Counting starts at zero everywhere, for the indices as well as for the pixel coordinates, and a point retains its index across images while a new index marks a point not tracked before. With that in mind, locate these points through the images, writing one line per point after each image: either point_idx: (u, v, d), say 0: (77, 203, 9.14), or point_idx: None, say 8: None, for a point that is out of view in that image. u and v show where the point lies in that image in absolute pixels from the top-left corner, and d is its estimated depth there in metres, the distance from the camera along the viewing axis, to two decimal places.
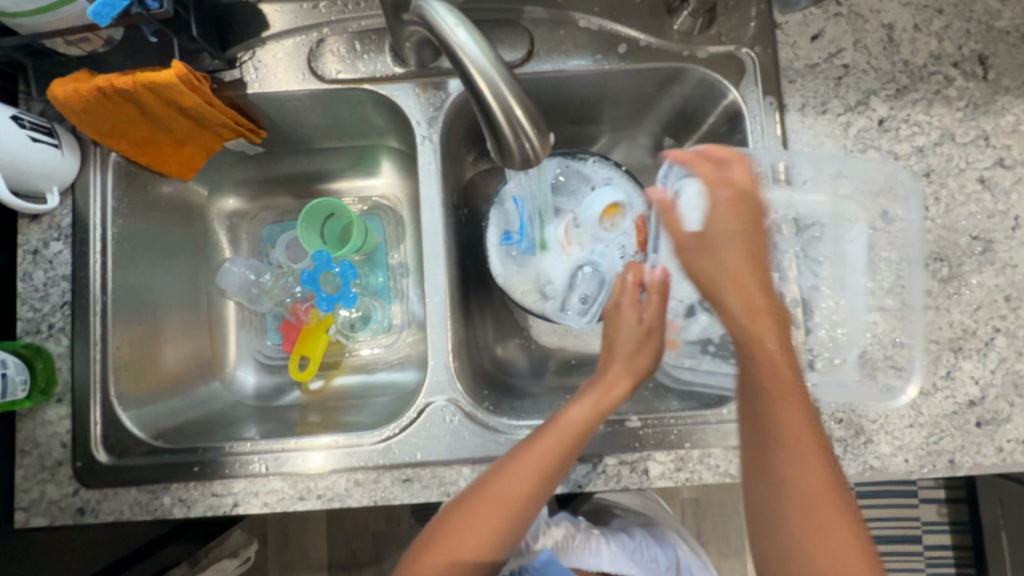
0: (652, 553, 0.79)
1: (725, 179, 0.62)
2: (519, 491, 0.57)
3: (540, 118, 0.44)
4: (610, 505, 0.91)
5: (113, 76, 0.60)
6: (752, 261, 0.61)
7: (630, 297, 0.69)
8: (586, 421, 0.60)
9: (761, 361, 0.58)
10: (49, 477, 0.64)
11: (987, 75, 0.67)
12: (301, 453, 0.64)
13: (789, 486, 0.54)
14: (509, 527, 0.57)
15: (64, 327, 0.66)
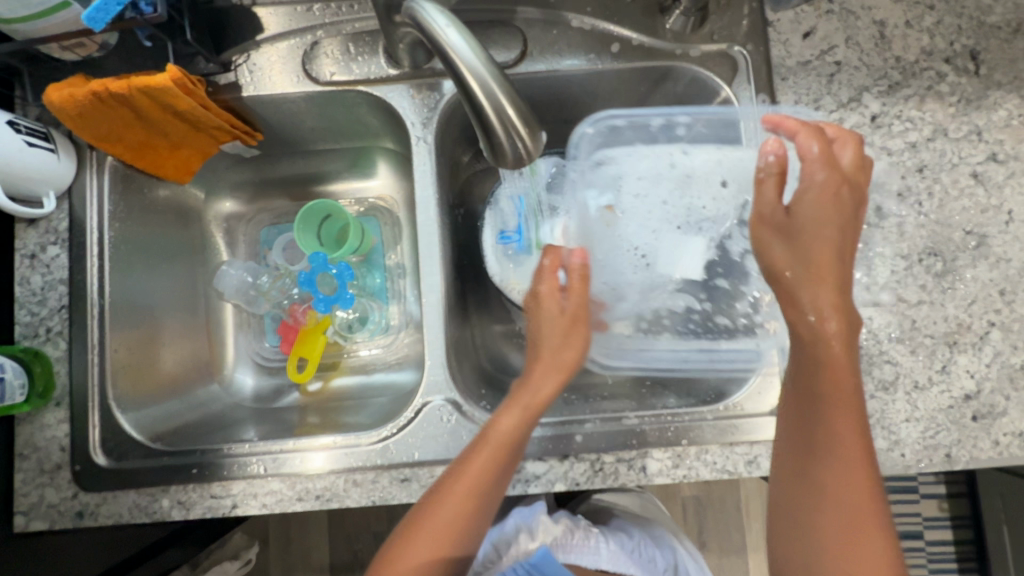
0: (649, 553, 0.80)
1: (825, 158, 0.55)
2: (458, 517, 0.57)
3: (532, 118, 0.44)
4: (607, 507, 0.90)
5: (109, 81, 0.61)
6: (835, 258, 0.53)
7: (549, 284, 0.67)
8: (518, 430, 0.59)
9: (824, 372, 0.52)
10: (48, 480, 0.64)
11: (979, 70, 0.67)
12: (300, 453, 0.65)
13: (826, 504, 0.52)
14: (457, 551, 0.58)
15: (62, 331, 0.66)
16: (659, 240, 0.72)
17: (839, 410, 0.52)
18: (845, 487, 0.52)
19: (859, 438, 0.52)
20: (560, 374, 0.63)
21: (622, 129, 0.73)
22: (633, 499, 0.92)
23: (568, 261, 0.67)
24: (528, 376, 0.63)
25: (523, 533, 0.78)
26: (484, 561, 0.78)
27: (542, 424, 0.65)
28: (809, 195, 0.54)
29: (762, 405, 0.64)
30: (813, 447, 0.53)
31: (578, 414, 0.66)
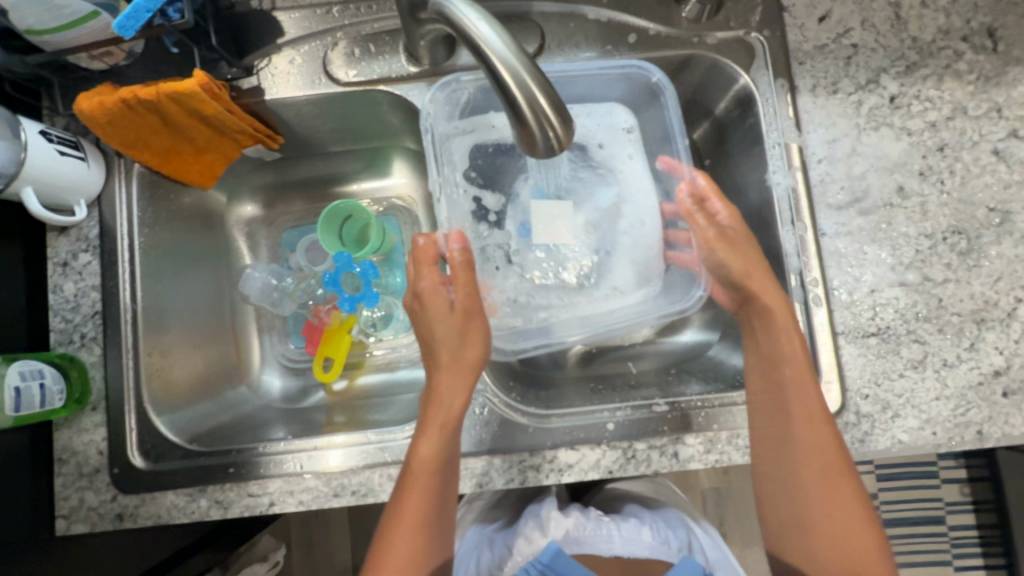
0: (662, 533, 0.80)
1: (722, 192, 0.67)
2: (409, 552, 0.58)
3: (563, 106, 0.45)
4: (620, 495, 0.92)
5: (137, 88, 0.62)
6: (762, 264, 0.63)
7: (432, 280, 0.65)
8: (440, 451, 0.59)
9: (780, 339, 0.61)
10: (88, 483, 0.65)
11: (996, 47, 0.67)
12: (323, 451, 0.65)
13: (804, 468, 0.58)
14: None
15: (97, 337, 0.67)
16: (542, 208, 0.70)
17: (798, 367, 0.60)
18: (816, 443, 0.57)
19: (817, 398, 0.59)
20: (468, 375, 0.63)
21: (472, 99, 0.70)
22: (647, 485, 0.94)
23: (445, 249, 0.65)
24: (437, 391, 0.62)
25: (532, 528, 0.80)
26: (499, 562, 0.80)
27: (573, 414, 0.66)
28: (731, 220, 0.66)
29: None
30: (784, 408, 0.59)
31: (608, 403, 0.66)
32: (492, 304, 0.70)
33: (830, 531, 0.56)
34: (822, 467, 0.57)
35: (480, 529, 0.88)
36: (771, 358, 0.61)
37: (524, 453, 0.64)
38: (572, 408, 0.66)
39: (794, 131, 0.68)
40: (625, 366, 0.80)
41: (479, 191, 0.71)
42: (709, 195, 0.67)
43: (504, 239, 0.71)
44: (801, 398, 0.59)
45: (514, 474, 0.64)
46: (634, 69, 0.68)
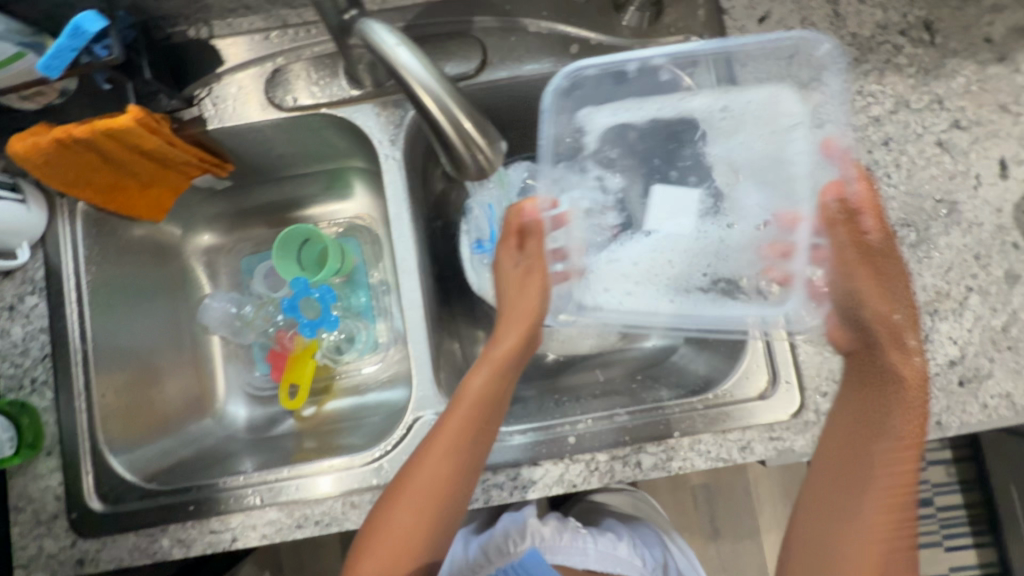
0: (639, 551, 0.83)
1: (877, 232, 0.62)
2: (437, 485, 0.58)
3: (489, 128, 0.45)
4: (598, 507, 0.93)
5: (71, 126, 0.60)
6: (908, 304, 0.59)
7: (507, 245, 0.68)
8: (488, 385, 0.62)
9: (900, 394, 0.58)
10: (46, 531, 0.64)
11: (934, 39, 0.68)
12: (312, 478, 0.65)
13: (868, 509, 0.57)
14: (435, 520, 0.58)
15: (48, 380, 0.66)
16: (666, 195, 0.67)
17: (898, 448, 0.57)
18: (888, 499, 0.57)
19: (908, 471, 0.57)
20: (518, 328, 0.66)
21: (594, 81, 0.64)
22: (626, 500, 0.95)
23: (525, 218, 0.67)
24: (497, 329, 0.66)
25: (509, 528, 0.82)
26: (473, 565, 0.80)
27: (535, 429, 0.65)
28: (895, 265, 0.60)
29: (749, 390, 0.65)
30: (871, 455, 0.58)
31: (570, 416, 0.66)
32: (568, 272, 0.66)
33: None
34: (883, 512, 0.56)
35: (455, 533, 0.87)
36: (880, 407, 0.58)
37: (488, 472, 0.64)
38: (534, 424, 0.66)
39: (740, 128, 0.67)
40: (592, 374, 0.81)
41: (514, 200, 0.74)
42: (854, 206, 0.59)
43: None
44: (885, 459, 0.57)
45: (478, 494, 0.63)
46: (797, 39, 0.60)
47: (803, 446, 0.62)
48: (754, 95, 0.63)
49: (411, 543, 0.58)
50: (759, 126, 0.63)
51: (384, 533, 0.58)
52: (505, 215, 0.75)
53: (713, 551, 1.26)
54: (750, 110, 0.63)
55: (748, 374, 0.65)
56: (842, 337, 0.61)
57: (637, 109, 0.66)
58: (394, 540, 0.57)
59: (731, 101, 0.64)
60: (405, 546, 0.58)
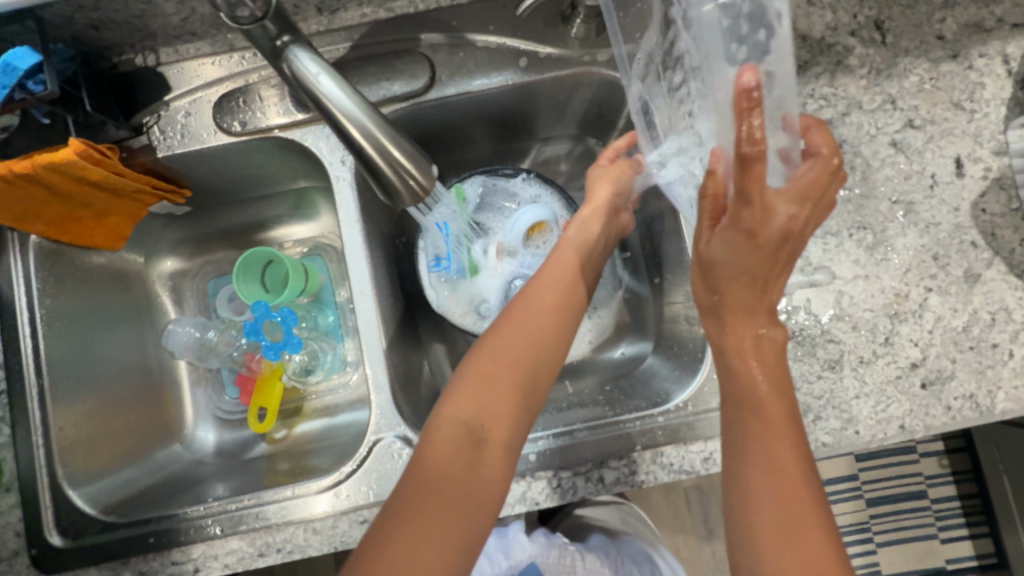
0: (623, 569, 0.84)
1: (802, 192, 0.46)
2: (544, 321, 0.59)
3: (418, 154, 0.45)
4: (588, 522, 0.94)
5: (13, 162, 0.60)
6: (751, 275, 0.49)
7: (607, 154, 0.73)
8: (582, 239, 0.66)
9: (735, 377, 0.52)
10: (8, 567, 0.63)
11: (885, 39, 0.68)
12: (290, 501, 0.64)
13: (756, 472, 0.49)
14: (539, 358, 0.57)
15: (5, 416, 0.66)
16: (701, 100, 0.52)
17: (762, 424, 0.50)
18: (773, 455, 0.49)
19: (789, 439, 0.49)
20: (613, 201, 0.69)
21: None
22: (615, 514, 0.96)
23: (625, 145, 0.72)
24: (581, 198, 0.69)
25: (495, 548, 0.80)
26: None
27: None
28: (717, 245, 0.49)
29: (710, 401, 0.64)
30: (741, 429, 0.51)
31: (530, 433, 0.65)
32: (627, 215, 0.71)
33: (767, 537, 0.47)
34: (773, 470, 0.48)
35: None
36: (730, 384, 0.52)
37: None
38: None
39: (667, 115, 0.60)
40: (563, 385, 0.80)
41: (478, 214, 0.75)
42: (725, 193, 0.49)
43: (517, 267, 0.73)
44: (759, 419, 0.50)
45: None
46: None
47: None
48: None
49: (518, 364, 0.56)
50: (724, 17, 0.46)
51: (487, 358, 0.56)
52: (461, 232, 0.74)
53: (708, 553, 1.25)
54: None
55: (707, 385, 0.65)
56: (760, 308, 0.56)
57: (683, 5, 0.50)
58: (498, 368, 0.55)
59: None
60: (509, 376, 0.55)
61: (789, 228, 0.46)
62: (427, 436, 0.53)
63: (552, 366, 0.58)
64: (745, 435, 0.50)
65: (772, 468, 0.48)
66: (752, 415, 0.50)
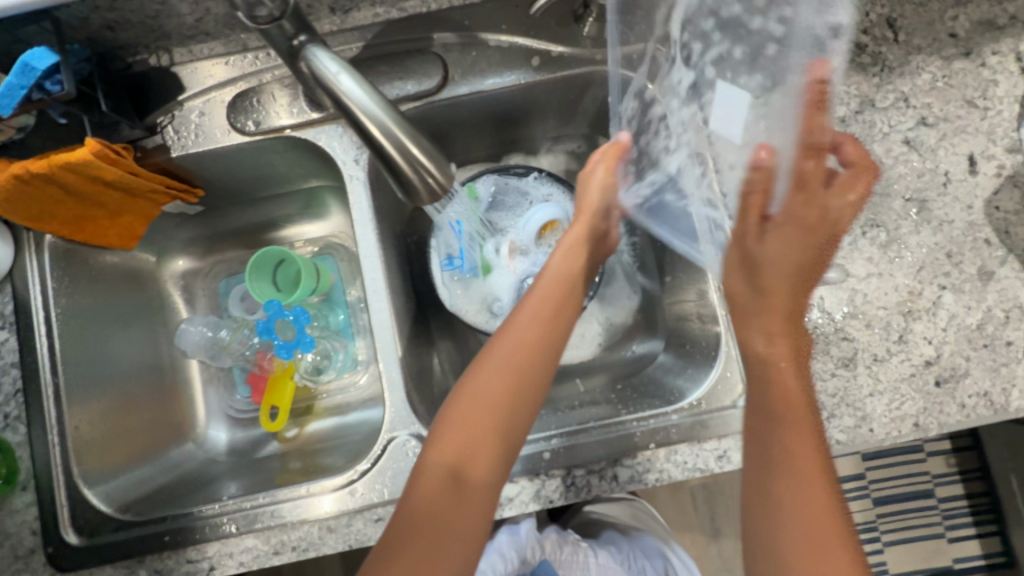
0: (635, 565, 0.84)
1: (852, 181, 0.52)
2: (524, 354, 0.60)
3: (436, 152, 0.44)
4: (599, 518, 0.94)
5: (29, 162, 0.60)
6: (791, 275, 0.52)
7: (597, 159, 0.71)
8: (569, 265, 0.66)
9: (771, 385, 0.53)
10: (23, 565, 0.64)
11: (897, 37, 0.67)
12: (304, 499, 0.64)
13: (782, 482, 0.50)
14: (517, 396, 0.58)
15: (20, 415, 0.66)
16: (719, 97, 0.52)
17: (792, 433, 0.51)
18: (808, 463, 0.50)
19: (817, 452, 0.50)
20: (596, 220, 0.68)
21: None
22: (625, 509, 0.96)
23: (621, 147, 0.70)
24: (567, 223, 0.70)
25: (508, 545, 0.78)
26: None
27: None
28: (771, 244, 0.52)
29: (724, 399, 0.64)
30: (771, 437, 0.52)
31: (544, 431, 0.66)
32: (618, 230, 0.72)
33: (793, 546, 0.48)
34: (803, 480, 0.49)
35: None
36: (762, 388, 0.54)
37: None
38: None
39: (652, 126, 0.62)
40: (574, 384, 0.80)
41: (490, 214, 0.75)
42: (772, 188, 0.50)
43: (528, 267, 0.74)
44: (789, 432, 0.51)
45: None
46: None
47: None
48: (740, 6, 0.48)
49: (498, 399, 0.57)
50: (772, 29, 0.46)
51: (470, 396, 0.57)
52: (474, 231, 0.74)
53: (715, 552, 1.25)
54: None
55: (721, 383, 0.65)
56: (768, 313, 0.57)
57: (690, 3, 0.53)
58: (481, 407, 0.56)
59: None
60: (491, 415, 0.56)
61: (844, 217, 0.52)
62: (410, 479, 0.55)
63: (534, 396, 0.59)
64: (783, 450, 0.51)
65: (805, 481, 0.49)
66: (782, 430, 0.51)
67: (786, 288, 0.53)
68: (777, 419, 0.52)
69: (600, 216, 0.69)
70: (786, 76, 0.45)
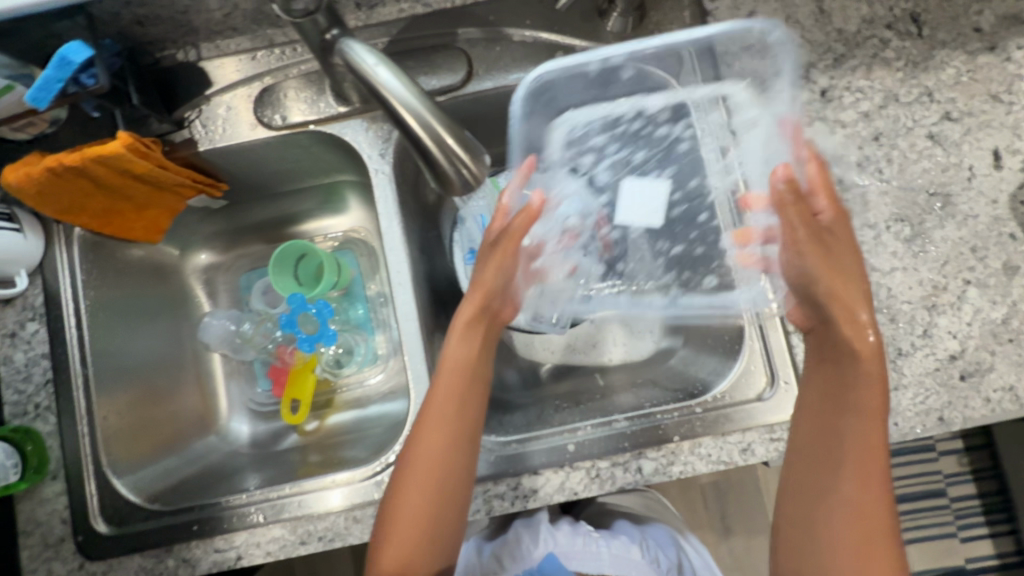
0: (650, 553, 0.82)
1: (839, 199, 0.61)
2: (436, 450, 0.58)
3: (471, 143, 0.45)
4: (612, 508, 0.95)
5: (62, 155, 0.61)
6: (857, 274, 0.57)
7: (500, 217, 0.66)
8: (464, 355, 0.62)
9: (863, 381, 0.54)
10: (53, 554, 0.64)
11: (921, 32, 0.67)
12: (325, 490, 0.65)
13: (851, 474, 0.53)
14: (438, 495, 0.57)
15: (50, 406, 0.67)
16: (632, 190, 0.74)
17: (864, 425, 0.54)
18: (869, 458, 0.53)
19: (881, 450, 0.53)
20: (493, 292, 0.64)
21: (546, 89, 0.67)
22: (639, 500, 0.97)
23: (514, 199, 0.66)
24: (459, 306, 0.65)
25: (523, 534, 0.82)
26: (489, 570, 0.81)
27: (534, 438, 0.66)
28: (846, 244, 0.59)
29: (748, 392, 0.65)
30: (838, 432, 0.54)
31: (569, 424, 0.67)
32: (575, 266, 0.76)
33: (854, 536, 0.52)
34: (857, 478, 0.53)
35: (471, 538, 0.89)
36: (844, 383, 0.55)
37: (488, 483, 0.64)
38: (535, 433, 0.67)
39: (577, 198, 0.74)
40: (594, 378, 0.81)
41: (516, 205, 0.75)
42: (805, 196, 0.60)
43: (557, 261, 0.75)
44: (867, 424, 0.54)
45: (480, 505, 0.64)
46: (742, 29, 0.63)
47: None
48: (707, 92, 0.69)
49: (424, 500, 0.57)
50: (717, 115, 0.69)
51: (397, 506, 0.58)
52: None
53: (726, 550, 1.25)
54: (707, 64, 0.68)
55: (745, 376, 0.65)
56: (800, 316, 0.61)
57: (627, 103, 0.70)
58: (409, 514, 0.57)
59: (684, 97, 0.69)
60: (417, 522, 0.57)
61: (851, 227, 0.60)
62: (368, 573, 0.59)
63: (459, 483, 0.59)
64: (861, 443, 0.53)
65: (860, 478, 0.53)
66: (856, 422, 0.54)
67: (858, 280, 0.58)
68: (851, 419, 0.54)
69: (495, 294, 0.64)
70: (745, 134, 0.68)
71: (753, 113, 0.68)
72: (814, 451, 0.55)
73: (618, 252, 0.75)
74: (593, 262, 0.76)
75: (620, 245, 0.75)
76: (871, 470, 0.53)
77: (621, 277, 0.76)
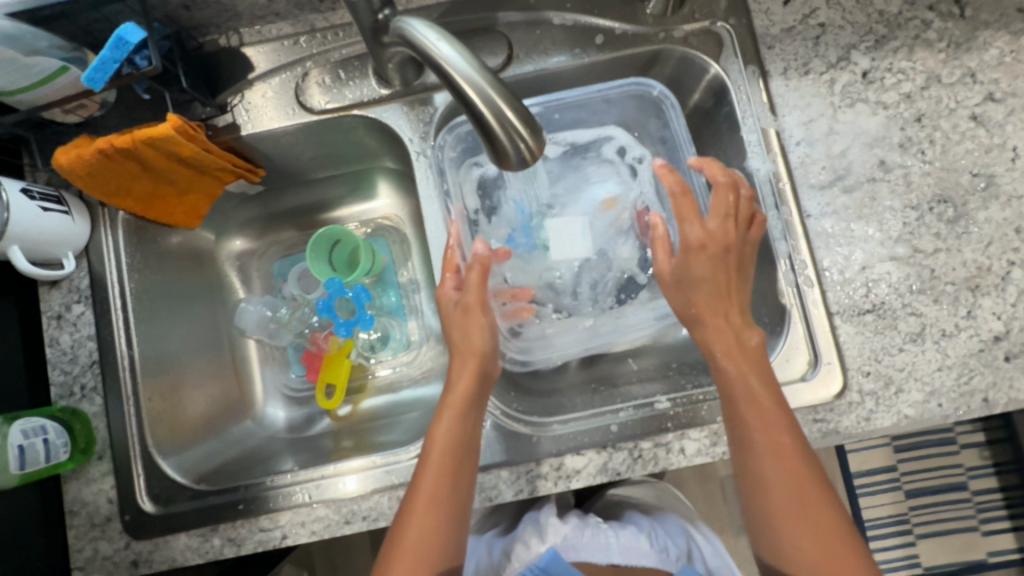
0: (660, 542, 0.79)
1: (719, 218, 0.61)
2: (433, 533, 0.56)
3: (531, 117, 0.44)
4: (621, 500, 0.90)
5: (112, 137, 0.62)
6: (715, 295, 0.60)
7: (450, 283, 0.65)
8: (456, 432, 0.59)
9: (727, 380, 0.58)
10: (100, 533, 0.65)
11: (964, 13, 0.67)
12: (335, 478, 0.65)
13: (774, 482, 0.54)
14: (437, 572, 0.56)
15: (96, 386, 0.68)
16: (557, 228, 0.72)
17: (758, 427, 0.55)
18: (780, 460, 0.55)
19: (788, 440, 0.55)
20: (473, 363, 0.62)
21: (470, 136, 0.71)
22: (649, 491, 0.91)
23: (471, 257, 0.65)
24: (448, 375, 0.63)
25: (530, 532, 0.80)
26: (497, 566, 0.79)
27: (575, 418, 0.67)
28: (698, 265, 0.60)
29: (792, 372, 0.65)
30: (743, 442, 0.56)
31: (610, 405, 0.67)
32: (527, 308, 0.72)
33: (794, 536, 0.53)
34: (787, 485, 0.54)
35: (479, 537, 0.86)
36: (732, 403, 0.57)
37: (531, 463, 0.65)
38: (574, 413, 0.67)
39: (517, 239, 0.73)
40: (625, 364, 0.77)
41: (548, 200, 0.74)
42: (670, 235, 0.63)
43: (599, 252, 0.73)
44: (758, 420, 0.56)
45: (523, 485, 0.64)
46: (635, 86, 0.71)
47: (848, 426, 0.63)
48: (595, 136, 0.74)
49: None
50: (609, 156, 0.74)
51: None
52: (535, 211, 0.73)
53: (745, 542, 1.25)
54: (599, 110, 0.73)
55: (784, 360, 0.66)
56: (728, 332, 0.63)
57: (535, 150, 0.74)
58: None
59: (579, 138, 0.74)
60: None
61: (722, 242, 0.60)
62: None
63: (457, 552, 0.58)
64: (768, 443, 0.55)
65: (786, 476, 0.54)
66: (753, 425, 0.56)
67: (715, 297, 0.60)
68: (748, 429, 0.56)
69: (487, 357, 0.63)
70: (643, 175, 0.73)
71: (639, 152, 0.74)
72: (739, 458, 0.57)
73: (584, 279, 0.74)
74: (632, 247, 0.74)
75: (585, 273, 0.73)
76: (794, 469, 0.54)
77: (572, 308, 0.74)
